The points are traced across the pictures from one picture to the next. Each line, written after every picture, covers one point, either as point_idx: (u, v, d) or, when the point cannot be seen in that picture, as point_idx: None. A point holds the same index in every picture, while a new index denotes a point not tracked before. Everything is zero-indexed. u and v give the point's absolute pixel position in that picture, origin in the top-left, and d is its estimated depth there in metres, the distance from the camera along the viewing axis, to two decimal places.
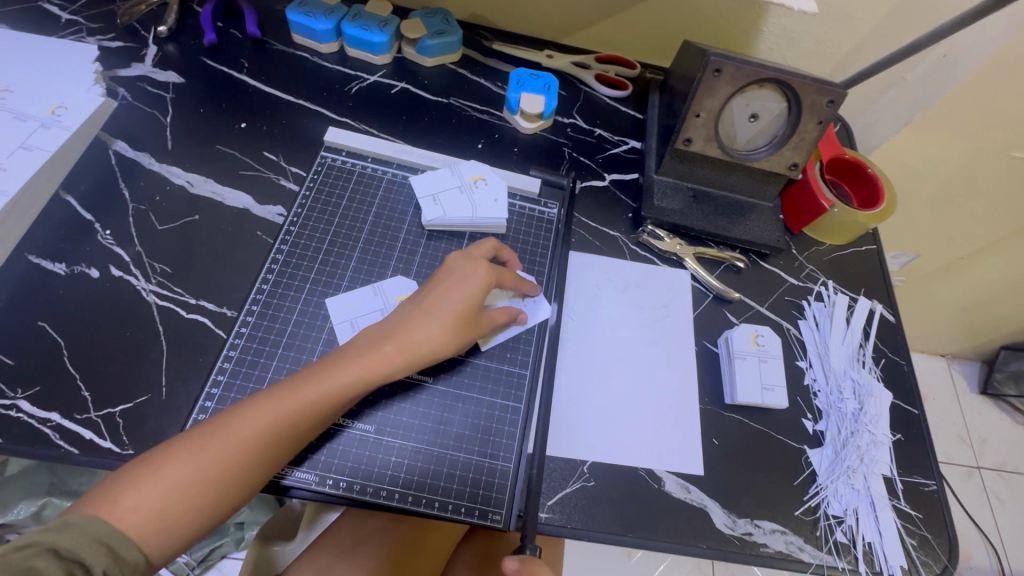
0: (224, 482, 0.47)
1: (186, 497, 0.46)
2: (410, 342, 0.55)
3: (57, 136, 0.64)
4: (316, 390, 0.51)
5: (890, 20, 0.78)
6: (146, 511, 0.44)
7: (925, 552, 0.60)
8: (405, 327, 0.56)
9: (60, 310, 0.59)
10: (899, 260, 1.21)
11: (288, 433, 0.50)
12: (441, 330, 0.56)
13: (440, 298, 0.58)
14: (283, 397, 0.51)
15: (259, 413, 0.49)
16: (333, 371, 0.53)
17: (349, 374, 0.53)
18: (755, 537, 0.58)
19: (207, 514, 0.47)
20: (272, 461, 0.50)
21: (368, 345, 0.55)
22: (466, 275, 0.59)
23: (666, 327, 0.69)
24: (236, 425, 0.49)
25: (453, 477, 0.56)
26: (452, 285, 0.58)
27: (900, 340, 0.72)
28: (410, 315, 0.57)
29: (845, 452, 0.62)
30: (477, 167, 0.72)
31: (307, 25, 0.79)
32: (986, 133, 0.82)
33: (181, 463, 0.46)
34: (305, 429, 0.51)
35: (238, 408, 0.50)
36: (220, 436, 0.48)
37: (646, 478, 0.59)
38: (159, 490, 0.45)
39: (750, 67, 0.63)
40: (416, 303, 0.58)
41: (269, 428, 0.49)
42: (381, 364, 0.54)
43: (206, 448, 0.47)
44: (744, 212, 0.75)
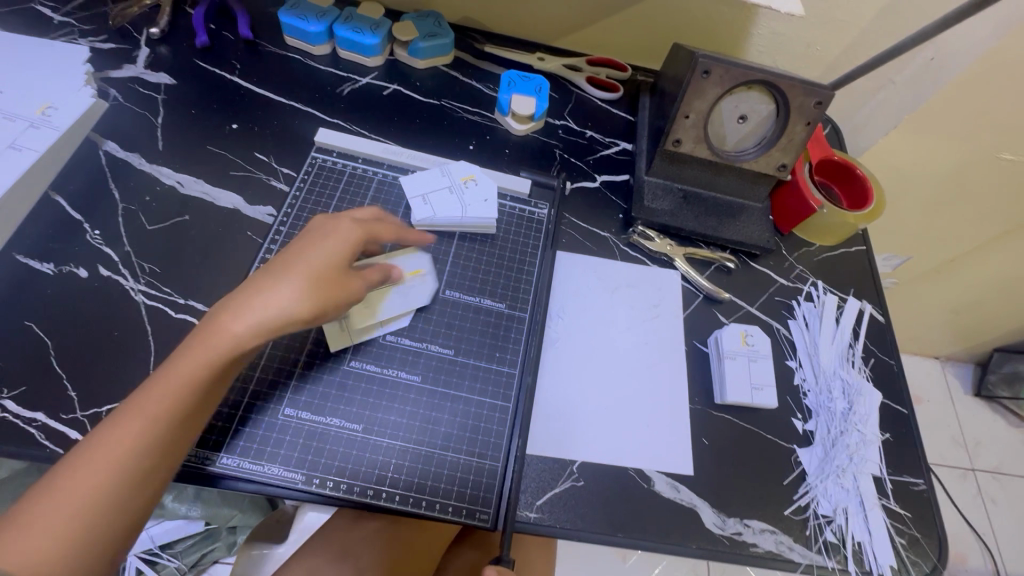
0: (103, 503, 0.42)
1: (65, 532, 0.41)
2: (258, 312, 0.48)
3: (46, 137, 0.64)
4: (189, 374, 0.46)
5: (877, 23, 0.79)
6: (23, 559, 0.39)
7: (914, 551, 0.60)
8: (244, 299, 0.49)
9: (47, 310, 0.59)
10: (891, 262, 1.22)
11: (162, 430, 0.45)
12: (288, 294, 0.49)
13: (283, 260, 0.52)
14: (141, 397, 0.46)
15: (122, 424, 0.44)
16: (200, 352, 0.47)
17: (201, 360, 0.47)
18: (745, 537, 0.58)
19: (97, 545, 0.42)
20: (151, 468, 0.45)
21: (208, 324, 0.48)
22: (329, 234, 0.54)
23: (656, 328, 0.69)
24: (100, 440, 0.43)
25: (442, 477, 0.56)
26: (297, 248, 0.53)
27: (889, 340, 0.73)
28: (251, 286, 0.50)
29: (834, 451, 0.63)
30: (467, 167, 0.72)
31: (299, 28, 0.80)
32: (973, 136, 0.83)
33: (57, 493, 0.41)
34: (178, 423, 0.46)
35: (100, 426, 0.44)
36: (87, 455, 0.43)
37: (635, 478, 0.59)
38: (29, 532, 0.40)
39: (738, 69, 0.64)
40: (263, 272, 0.51)
41: (133, 434, 0.44)
42: (244, 330, 0.48)
43: (74, 472, 0.42)
44: (734, 213, 0.75)
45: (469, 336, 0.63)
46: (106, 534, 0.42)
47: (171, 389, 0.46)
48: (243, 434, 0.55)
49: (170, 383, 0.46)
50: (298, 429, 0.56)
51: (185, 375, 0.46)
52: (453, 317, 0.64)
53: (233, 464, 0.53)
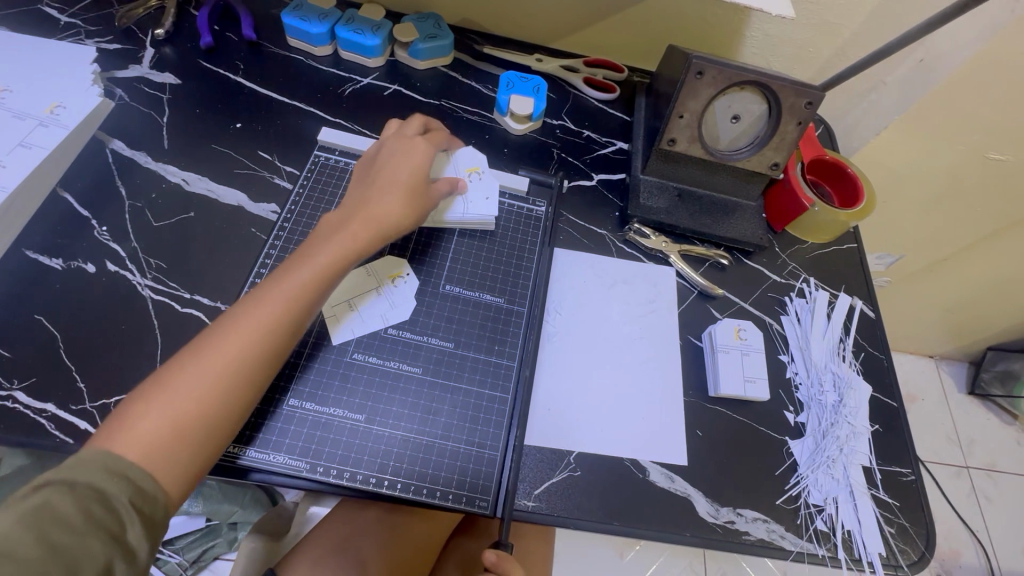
0: (228, 386, 0.49)
1: (194, 408, 0.47)
2: (375, 218, 0.60)
3: (55, 135, 0.66)
4: (295, 282, 0.55)
5: (868, 26, 0.81)
6: (156, 433, 0.46)
7: (902, 540, 0.61)
8: (360, 208, 0.61)
9: (57, 304, 0.60)
10: (884, 261, 1.23)
11: (278, 326, 0.53)
12: (395, 203, 0.62)
13: (384, 179, 0.63)
14: (269, 289, 0.54)
15: (244, 317, 0.52)
16: (305, 265, 0.56)
17: (321, 256, 0.57)
18: (737, 525, 0.59)
19: (221, 424, 0.49)
20: (274, 351, 0.52)
21: (328, 231, 0.59)
22: (400, 152, 0.65)
23: (652, 322, 0.70)
24: (229, 329, 0.51)
25: (442, 465, 0.57)
26: (389, 171, 0.64)
27: (880, 335, 0.74)
28: (361, 200, 0.62)
29: (825, 443, 0.64)
30: (473, 157, 0.73)
31: (301, 29, 0.81)
32: (962, 136, 0.85)
33: (181, 378, 0.48)
34: (298, 313, 0.54)
35: (227, 316, 0.52)
36: (216, 341, 0.50)
37: (631, 468, 0.61)
38: (164, 412, 0.46)
39: (731, 70, 0.66)
40: (366, 190, 0.63)
41: (266, 318, 0.52)
42: (350, 239, 0.59)
43: (205, 358, 0.49)
44: (728, 211, 0.77)
45: (468, 330, 0.65)
46: (226, 413, 0.49)
47: (295, 282, 0.55)
48: (247, 424, 0.56)
49: (295, 277, 0.55)
50: (302, 419, 0.57)
51: (307, 273, 0.55)
52: (453, 311, 0.66)
53: (237, 453, 0.54)
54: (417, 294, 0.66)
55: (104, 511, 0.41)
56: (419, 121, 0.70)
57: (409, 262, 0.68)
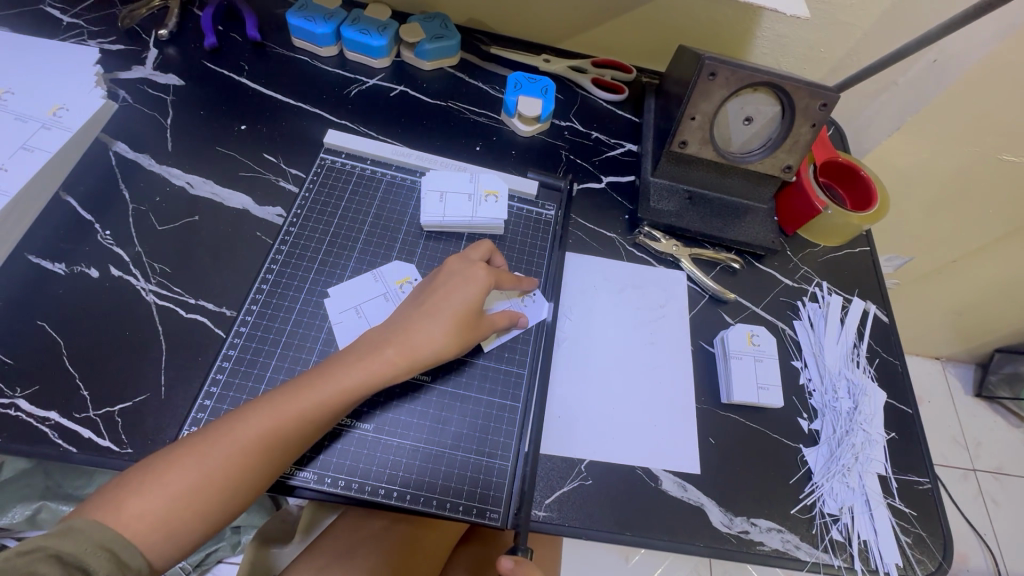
0: (227, 487, 0.47)
1: (190, 501, 0.46)
2: (412, 345, 0.55)
3: (57, 138, 0.65)
4: (321, 397, 0.51)
5: (881, 26, 0.80)
6: (146, 518, 0.44)
7: (919, 550, 0.60)
8: (404, 334, 0.56)
9: (60, 310, 0.59)
10: (893, 263, 1.22)
11: (293, 436, 0.50)
12: (442, 335, 0.56)
13: (436, 302, 0.58)
14: (294, 398, 0.51)
15: (266, 419, 0.49)
16: (340, 376, 0.53)
17: (352, 377, 0.53)
18: (752, 535, 0.58)
19: (209, 520, 0.47)
20: (282, 462, 0.50)
21: (368, 351, 0.55)
22: (467, 277, 0.60)
23: (663, 328, 0.69)
24: (246, 428, 0.49)
25: (452, 476, 0.56)
26: (444, 296, 0.58)
27: (894, 340, 0.73)
28: (409, 322, 0.57)
29: (840, 451, 0.63)
30: (494, 182, 0.72)
31: (306, 29, 0.80)
32: (977, 138, 0.83)
33: (186, 468, 0.46)
34: (316, 427, 0.51)
35: (248, 412, 0.50)
36: (228, 439, 0.48)
37: (643, 477, 0.60)
38: (161, 496, 0.45)
39: (744, 71, 0.64)
40: (417, 310, 0.58)
41: (282, 431, 0.49)
42: (383, 367, 0.54)
43: (213, 450, 0.47)
44: (739, 214, 0.76)
45: None
46: (219, 511, 0.47)
47: (320, 399, 0.51)
48: None
49: (323, 396, 0.51)
50: None
51: (335, 391, 0.52)
52: None
53: None
54: None
55: None
56: (486, 250, 0.64)
57: (416, 265, 0.67)
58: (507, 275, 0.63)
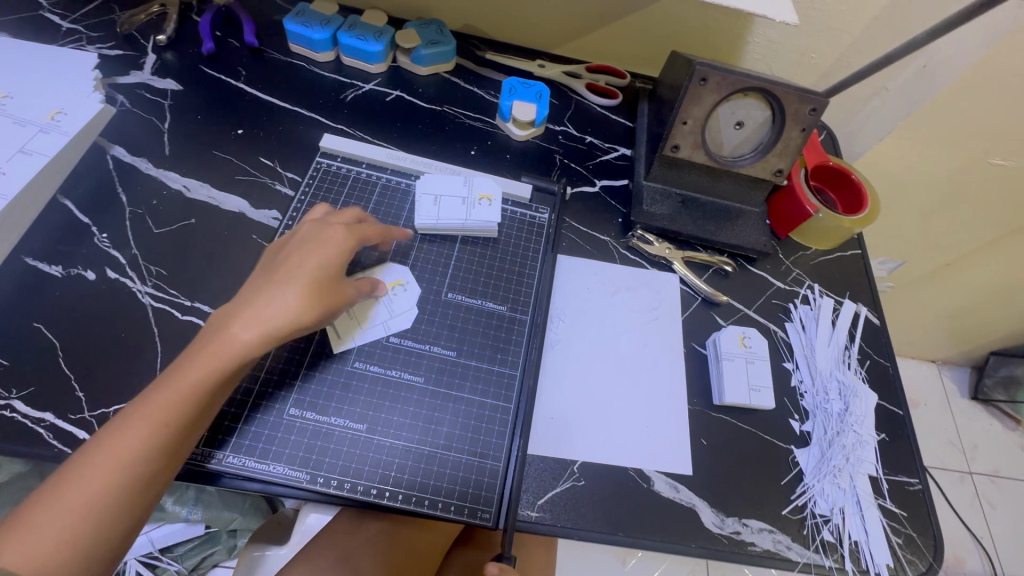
0: (99, 514, 0.45)
1: (62, 540, 0.43)
2: (261, 317, 0.52)
3: (55, 142, 0.65)
4: (173, 394, 0.49)
5: (871, 32, 0.81)
6: (23, 569, 0.42)
7: (910, 550, 0.61)
8: (251, 305, 0.52)
9: (56, 312, 0.60)
10: (887, 266, 1.23)
11: (156, 437, 0.47)
12: (295, 300, 0.53)
13: (285, 269, 0.55)
14: (148, 402, 0.48)
15: (123, 432, 0.46)
16: (175, 373, 0.49)
17: (208, 360, 0.50)
18: (743, 536, 0.59)
19: (95, 551, 0.44)
20: (155, 471, 0.47)
21: (214, 333, 0.51)
22: (322, 241, 0.57)
23: (655, 330, 0.70)
24: (105, 448, 0.46)
25: (444, 476, 0.56)
26: (295, 260, 0.56)
27: (885, 342, 0.74)
28: (249, 295, 0.54)
29: (831, 452, 0.63)
30: (489, 186, 0.72)
31: (303, 35, 0.81)
32: (966, 142, 0.84)
33: (48, 509, 0.44)
34: (179, 424, 0.48)
35: (103, 432, 0.47)
36: (86, 464, 0.45)
37: (636, 478, 0.60)
38: (27, 545, 0.42)
39: (735, 77, 0.65)
40: (264, 281, 0.55)
41: (146, 438, 0.47)
42: (229, 347, 0.50)
43: (74, 482, 0.45)
44: (732, 217, 0.76)
45: (471, 338, 0.65)
46: (110, 534, 0.45)
47: (177, 395, 0.49)
48: (248, 434, 0.55)
49: (176, 387, 0.49)
50: (303, 429, 0.56)
51: (191, 381, 0.49)
52: (455, 318, 0.65)
53: (240, 464, 0.54)
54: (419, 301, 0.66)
55: None
56: (349, 215, 0.63)
57: (411, 267, 0.68)
58: (374, 231, 0.62)
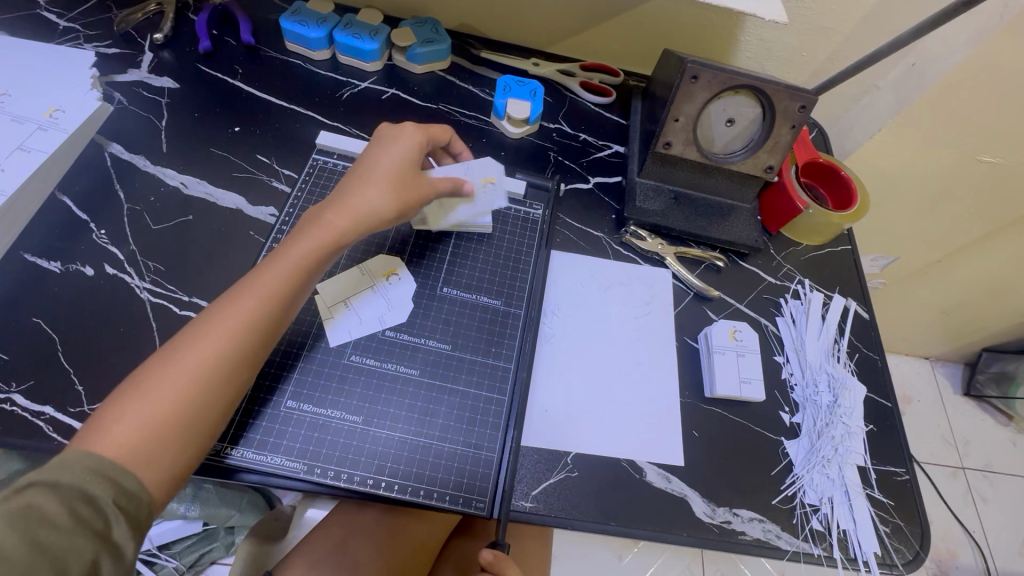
0: (208, 387, 0.48)
1: (174, 409, 0.46)
2: (353, 207, 0.59)
3: (54, 139, 0.66)
4: (272, 278, 0.53)
5: (860, 30, 0.82)
6: (132, 441, 0.43)
7: (897, 539, 0.62)
8: (343, 201, 0.59)
9: (56, 307, 0.60)
10: (878, 263, 1.24)
11: (256, 322, 0.51)
12: (378, 196, 0.60)
13: (364, 174, 0.61)
14: (249, 288, 0.52)
15: (223, 317, 0.50)
16: (275, 260, 0.55)
17: (304, 250, 0.56)
18: (734, 525, 0.60)
19: (203, 423, 0.47)
20: (254, 352, 0.51)
21: (307, 229, 0.57)
22: (395, 140, 0.64)
23: (648, 324, 0.71)
24: (206, 332, 0.49)
25: (439, 466, 0.57)
26: (375, 167, 0.62)
27: (874, 336, 0.75)
28: (343, 192, 0.60)
29: (820, 443, 0.65)
30: (490, 168, 0.73)
31: (300, 33, 0.82)
32: (955, 139, 0.86)
33: (158, 382, 0.46)
34: (277, 306, 0.53)
35: (201, 318, 0.50)
36: (189, 342, 0.48)
37: (628, 469, 0.61)
38: (140, 418, 0.44)
39: (725, 74, 0.66)
40: (349, 183, 0.61)
41: (249, 311, 0.51)
42: (326, 230, 0.57)
43: (178, 359, 0.47)
44: (723, 213, 0.77)
45: (466, 332, 0.65)
46: (211, 409, 0.48)
47: (270, 282, 0.53)
48: (246, 426, 0.56)
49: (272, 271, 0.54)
50: (300, 421, 0.57)
51: (283, 273, 0.54)
52: (451, 313, 0.66)
53: (236, 455, 0.54)
54: (414, 291, 0.67)
55: (89, 512, 0.38)
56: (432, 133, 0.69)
57: (406, 262, 0.69)
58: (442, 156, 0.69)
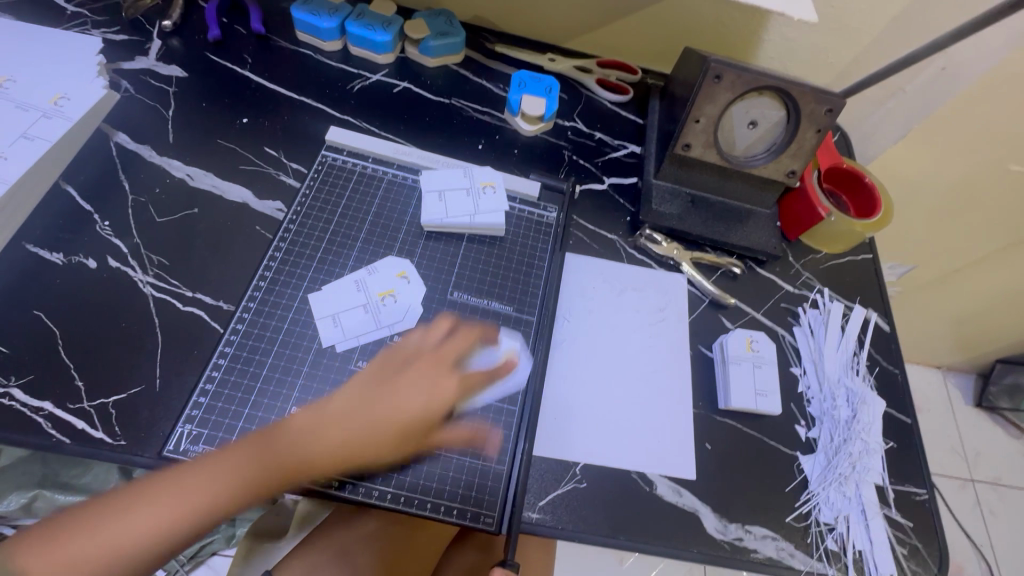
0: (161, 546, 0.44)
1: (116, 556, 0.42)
2: (381, 430, 0.52)
3: (58, 127, 0.64)
4: (270, 473, 0.48)
5: (890, 32, 0.79)
6: (80, 569, 0.41)
7: (915, 561, 0.60)
8: (358, 414, 0.52)
9: (57, 300, 0.59)
10: (896, 270, 1.21)
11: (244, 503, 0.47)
12: (404, 428, 0.53)
13: (408, 393, 0.53)
14: (254, 467, 0.48)
15: (211, 482, 0.46)
16: (286, 454, 0.49)
17: (312, 456, 0.50)
18: (745, 543, 0.58)
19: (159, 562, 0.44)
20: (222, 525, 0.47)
21: (319, 426, 0.51)
22: (447, 373, 0.55)
23: (662, 332, 0.69)
24: (182, 495, 0.45)
25: (447, 479, 0.56)
26: (419, 382, 0.54)
27: (894, 349, 0.73)
28: (364, 404, 0.52)
29: (837, 459, 0.63)
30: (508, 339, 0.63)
31: (311, 23, 0.80)
32: (983, 145, 0.83)
33: (112, 525, 0.43)
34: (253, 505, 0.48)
35: (191, 473, 0.46)
36: (183, 482, 0.45)
37: (638, 481, 0.59)
38: (79, 556, 0.41)
39: (750, 75, 0.64)
40: (370, 382, 0.54)
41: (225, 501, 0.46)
42: (340, 447, 0.51)
43: (166, 493, 0.45)
44: (741, 218, 0.75)
45: None
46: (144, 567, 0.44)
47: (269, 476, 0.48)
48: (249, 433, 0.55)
49: (307, 449, 0.50)
50: None
51: (295, 467, 0.49)
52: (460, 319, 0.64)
53: None
54: (422, 282, 0.66)
55: None
56: (478, 334, 0.59)
57: (416, 261, 0.67)
58: (488, 373, 0.58)
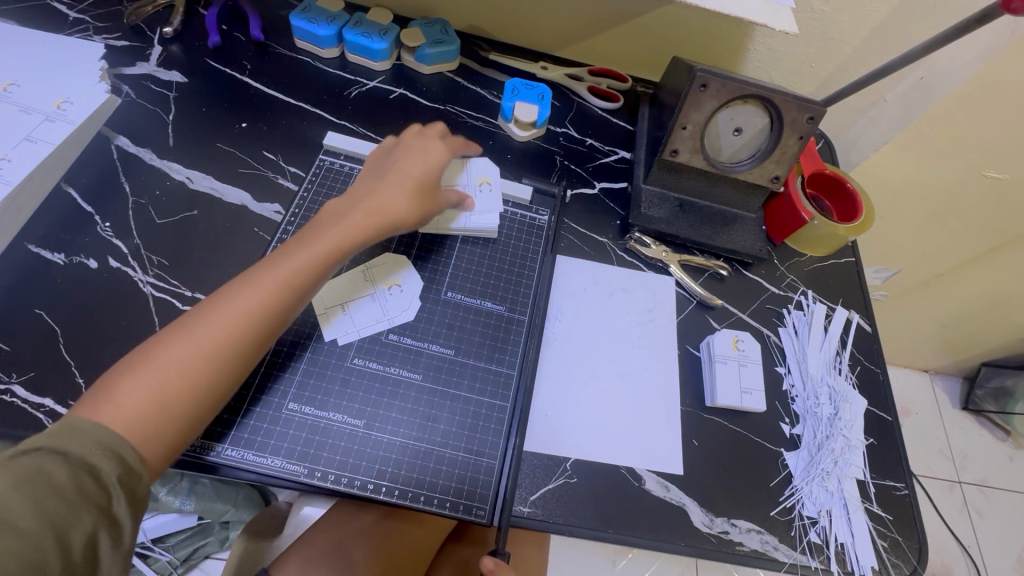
0: (229, 351, 0.49)
1: (192, 371, 0.47)
2: (381, 208, 0.62)
3: (61, 130, 0.66)
4: (292, 263, 0.55)
5: (871, 43, 0.82)
6: (140, 399, 0.45)
7: (895, 554, 0.62)
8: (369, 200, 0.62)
9: (58, 299, 0.60)
10: (881, 275, 1.24)
11: (278, 300, 0.53)
12: (403, 202, 0.63)
13: (394, 171, 0.65)
14: (288, 261, 0.55)
15: (263, 284, 0.52)
16: (308, 246, 0.56)
17: (327, 241, 0.57)
18: (731, 536, 0.60)
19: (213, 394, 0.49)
20: (271, 328, 0.52)
21: (328, 217, 0.60)
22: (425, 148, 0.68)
23: (650, 331, 0.71)
24: (247, 296, 0.51)
25: (440, 472, 0.57)
26: (403, 163, 0.66)
27: (875, 349, 0.75)
28: (365, 188, 0.63)
29: (819, 455, 0.64)
30: (485, 169, 0.74)
31: (309, 30, 0.82)
32: (961, 153, 0.86)
33: (181, 344, 0.48)
34: (291, 300, 0.54)
35: (219, 295, 0.52)
36: (275, 279, 0.53)
37: (627, 477, 0.61)
38: (141, 379, 0.46)
39: (734, 84, 0.66)
40: (368, 184, 0.64)
41: (265, 296, 0.52)
42: (353, 231, 0.59)
43: (204, 318, 0.50)
44: (727, 222, 0.77)
45: (469, 338, 0.65)
46: (222, 381, 0.49)
47: (301, 264, 0.55)
48: (247, 428, 0.56)
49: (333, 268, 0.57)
50: (301, 423, 0.57)
51: (310, 257, 0.56)
52: (454, 318, 0.66)
53: (235, 457, 0.55)
54: (418, 284, 0.67)
55: (89, 484, 0.39)
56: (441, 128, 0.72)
57: (413, 261, 0.69)
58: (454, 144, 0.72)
